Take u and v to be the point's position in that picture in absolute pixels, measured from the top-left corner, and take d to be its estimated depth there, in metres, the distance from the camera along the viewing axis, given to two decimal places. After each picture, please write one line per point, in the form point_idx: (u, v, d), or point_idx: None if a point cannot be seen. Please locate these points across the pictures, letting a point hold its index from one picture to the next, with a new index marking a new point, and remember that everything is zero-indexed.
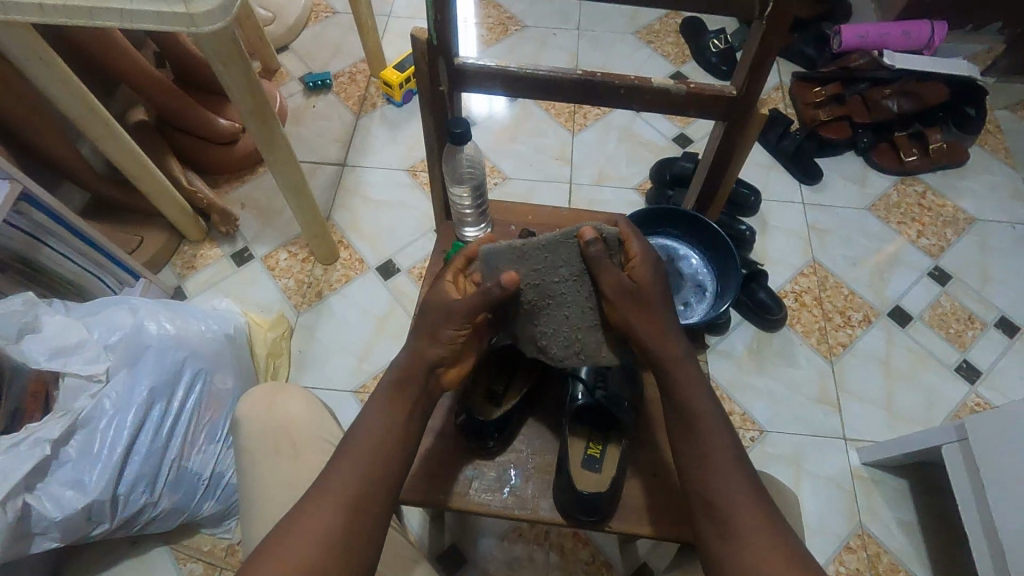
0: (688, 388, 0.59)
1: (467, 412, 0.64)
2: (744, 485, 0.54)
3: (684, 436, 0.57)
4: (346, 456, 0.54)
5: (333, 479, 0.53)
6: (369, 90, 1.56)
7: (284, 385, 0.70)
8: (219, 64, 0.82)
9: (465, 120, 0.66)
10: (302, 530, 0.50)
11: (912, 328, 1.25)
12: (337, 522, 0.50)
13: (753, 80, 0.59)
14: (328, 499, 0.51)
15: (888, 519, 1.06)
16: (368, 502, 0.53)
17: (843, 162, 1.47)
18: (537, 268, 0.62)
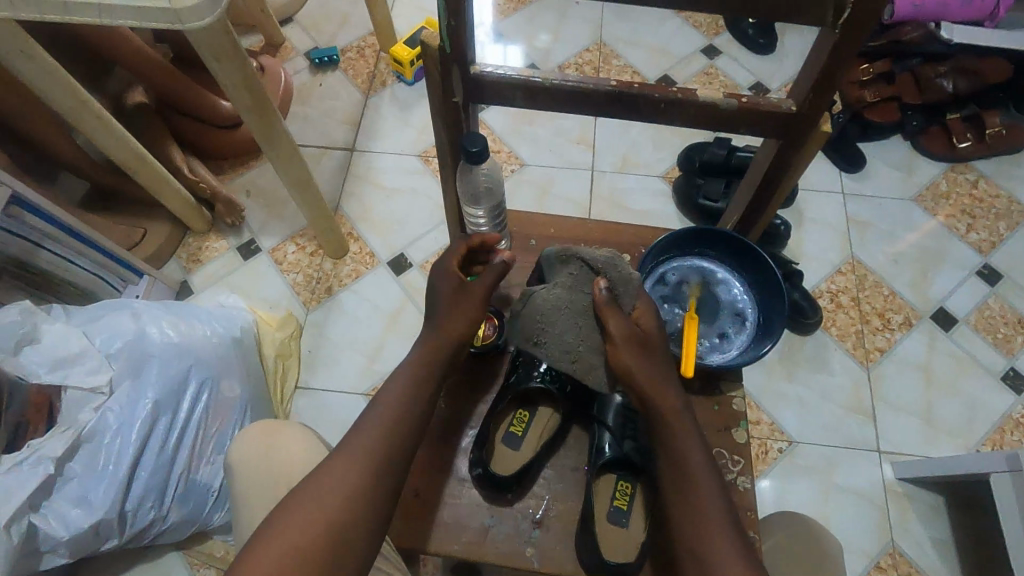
0: (677, 435, 0.56)
1: (483, 466, 0.58)
2: (733, 541, 0.51)
3: (672, 483, 0.54)
4: (369, 419, 0.56)
5: (336, 467, 0.53)
6: (379, 67, 1.46)
7: (281, 422, 0.66)
8: (212, 61, 0.75)
9: (483, 135, 0.58)
10: (326, 482, 0.52)
11: (956, 332, 1.17)
12: (336, 511, 0.51)
13: (819, 96, 0.50)
14: (330, 484, 0.52)
15: (922, 538, 1.01)
16: (370, 495, 0.52)
17: (889, 146, 1.36)
18: (570, 286, 0.62)
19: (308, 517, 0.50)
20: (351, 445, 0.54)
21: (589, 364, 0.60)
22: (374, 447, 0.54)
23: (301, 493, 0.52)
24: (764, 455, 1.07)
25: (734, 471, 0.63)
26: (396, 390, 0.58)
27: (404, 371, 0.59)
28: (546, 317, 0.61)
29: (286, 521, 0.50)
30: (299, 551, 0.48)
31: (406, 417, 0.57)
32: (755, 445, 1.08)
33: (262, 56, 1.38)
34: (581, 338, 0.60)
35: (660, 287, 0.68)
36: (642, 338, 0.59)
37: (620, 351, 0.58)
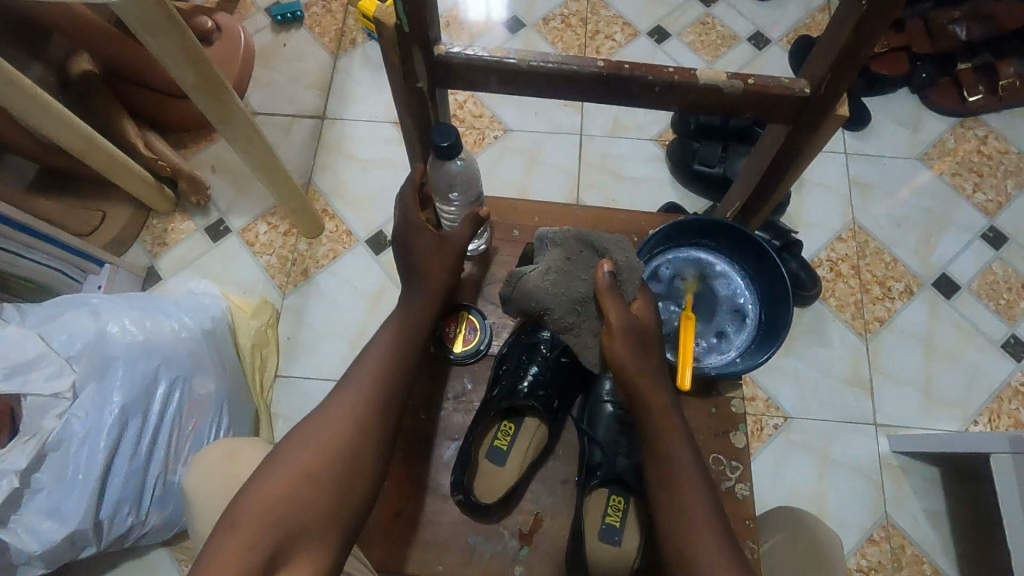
0: (665, 435, 0.53)
1: (465, 493, 0.55)
2: (722, 545, 0.49)
3: (661, 485, 0.52)
4: (357, 373, 0.55)
5: (311, 434, 0.52)
6: (347, 23, 1.35)
7: (246, 443, 0.62)
8: (146, 34, 0.66)
9: (453, 128, 0.51)
10: (313, 431, 0.52)
11: (958, 299, 1.13)
12: (313, 476, 0.49)
13: (837, 78, 0.44)
14: (305, 446, 0.51)
15: (915, 510, 1.01)
16: (348, 463, 0.51)
17: (896, 100, 1.27)
18: (569, 266, 0.57)
19: (297, 464, 0.50)
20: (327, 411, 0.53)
21: (585, 348, 0.57)
22: (351, 417, 0.53)
23: (275, 459, 0.50)
24: (760, 432, 1.05)
25: (732, 477, 0.60)
26: (376, 357, 0.57)
27: (380, 341, 0.58)
28: (543, 299, 0.56)
29: (275, 466, 0.50)
30: (273, 516, 0.47)
31: (386, 386, 0.55)
32: (750, 422, 1.05)
33: (217, 14, 1.26)
34: (579, 323, 0.57)
35: (654, 284, 0.62)
36: (641, 331, 0.55)
37: (617, 342, 0.55)
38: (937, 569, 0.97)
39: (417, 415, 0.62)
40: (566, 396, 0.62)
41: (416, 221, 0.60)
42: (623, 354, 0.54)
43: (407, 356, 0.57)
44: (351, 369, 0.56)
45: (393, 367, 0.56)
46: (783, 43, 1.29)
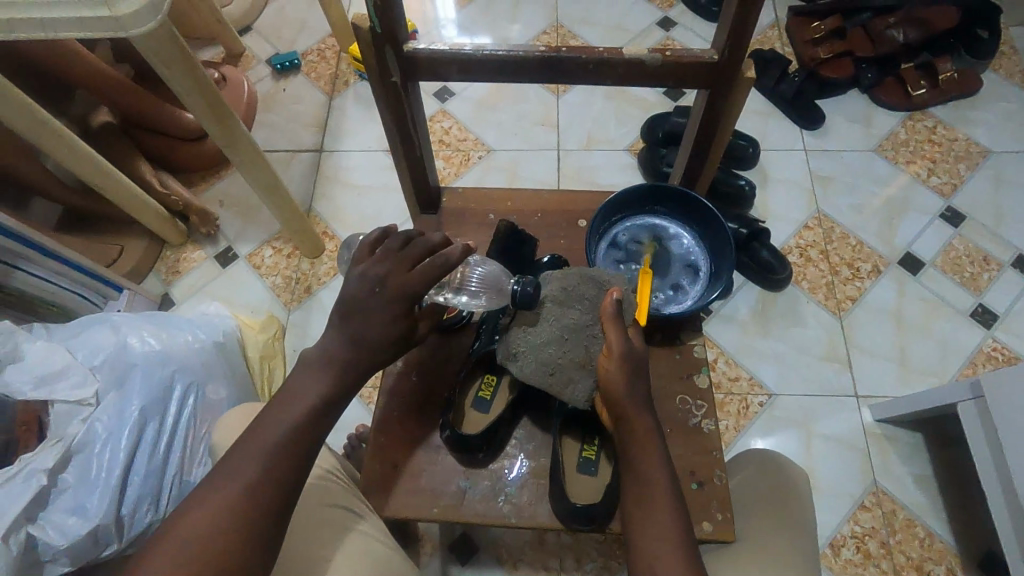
0: (643, 455, 0.54)
1: (450, 428, 0.62)
2: (684, 563, 0.49)
3: (637, 502, 0.53)
4: (276, 411, 0.54)
5: (216, 495, 0.50)
6: (341, 68, 1.48)
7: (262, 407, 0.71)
8: (162, 67, 0.77)
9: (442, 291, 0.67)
10: (225, 481, 0.50)
11: (924, 275, 1.19)
12: (214, 545, 0.48)
13: (736, 45, 0.53)
14: (218, 499, 0.49)
15: (903, 475, 1.04)
16: (273, 487, 0.51)
17: (847, 101, 1.38)
18: (568, 296, 0.62)
19: (209, 517, 0.49)
20: (230, 470, 0.51)
21: (569, 378, 0.60)
22: (258, 475, 0.51)
23: (178, 523, 0.49)
24: (746, 410, 1.09)
25: (698, 414, 0.66)
26: (287, 409, 0.54)
27: (293, 388, 0.56)
28: (539, 324, 0.62)
29: (187, 521, 0.49)
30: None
31: (294, 441, 0.53)
32: (736, 401, 1.10)
33: (223, 66, 1.39)
34: (564, 352, 0.60)
35: (613, 248, 0.71)
36: (637, 360, 0.57)
37: (611, 363, 0.56)
38: (930, 531, 1.00)
39: (409, 377, 0.68)
40: None
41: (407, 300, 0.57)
42: (613, 377, 0.56)
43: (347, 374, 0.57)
44: (257, 420, 0.54)
45: (309, 418, 0.54)
46: None
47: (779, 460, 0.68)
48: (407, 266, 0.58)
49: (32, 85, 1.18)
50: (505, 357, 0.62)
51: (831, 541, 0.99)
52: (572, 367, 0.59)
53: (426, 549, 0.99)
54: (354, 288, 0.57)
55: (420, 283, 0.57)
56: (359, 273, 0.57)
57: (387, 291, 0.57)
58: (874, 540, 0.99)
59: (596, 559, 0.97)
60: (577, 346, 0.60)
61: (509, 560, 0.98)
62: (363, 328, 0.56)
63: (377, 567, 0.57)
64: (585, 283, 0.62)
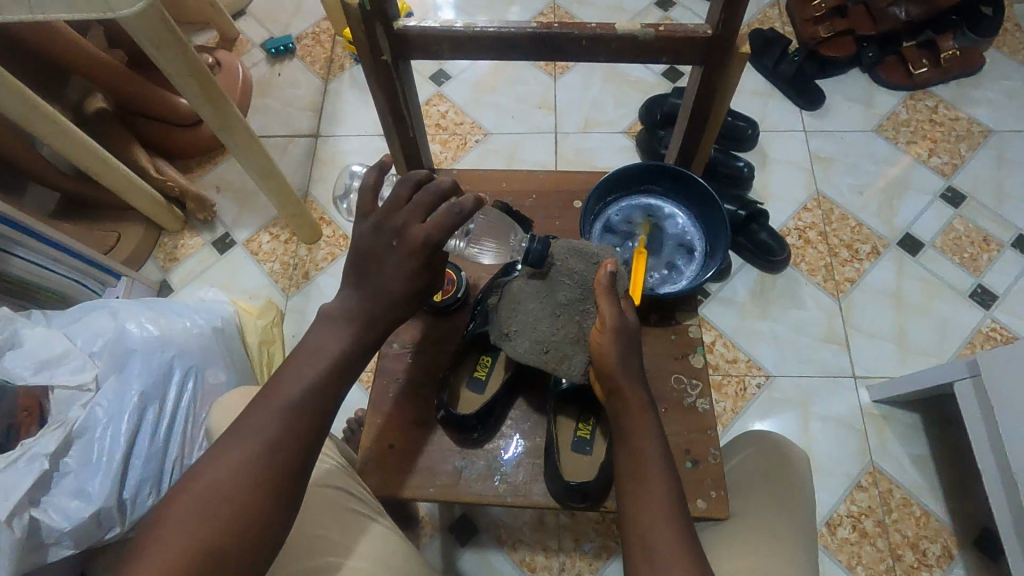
0: (639, 431, 0.54)
1: (446, 409, 0.63)
2: (678, 534, 0.49)
3: (631, 477, 0.52)
4: (296, 370, 0.54)
5: (233, 446, 0.50)
6: (336, 51, 1.47)
7: (259, 390, 0.72)
8: (152, 49, 0.76)
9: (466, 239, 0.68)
10: (246, 433, 0.50)
11: (924, 256, 1.19)
12: (231, 499, 0.48)
13: (730, 18, 0.52)
14: (236, 450, 0.49)
15: (900, 454, 1.04)
16: (290, 445, 0.51)
17: (847, 81, 1.36)
18: (557, 270, 0.60)
19: (226, 468, 0.49)
20: (250, 426, 0.50)
21: (563, 355, 0.60)
22: (276, 431, 0.51)
23: (194, 478, 0.48)
24: (743, 392, 1.10)
25: (693, 394, 0.66)
26: (306, 366, 0.54)
27: (308, 346, 0.56)
28: (532, 299, 0.61)
29: (206, 470, 0.49)
30: (191, 546, 0.46)
31: (314, 399, 0.53)
32: (733, 383, 1.10)
33: (217, 50, 1.38)
34: (556, 329, 0.60)
35: (608, 229, 0.70)
36: (632, 333, 0.56)
37: (605, 337, 0.55)
38: (926, 510, 1.00)
39: (404, 358, 0.68)
40: None
41: (421, 251, 0.55)
42: (607, 353, 0.55)
43: (360, 337, 0.56)
44: (278, 376, 0.54)
45: (329, 375, 0.54)
46: None
47: (772, 436, 0.67)
48: (419, 216, 0.56)
49: (25, 70, 1.18)
50: (500, 337, 0.62)
51: (827, 520, 1.00)
52: (566, 342, 0.60)
53: (427, 531, 1.00)
54: (367, 242, 0.56)
55: (436, 233, 0.54)
56: (372, 228, 0.56)
57: (400, 244, 0.55)
58: (870, 519, 1.00)
59: (595, 540, 0.98)
60: (571, 319, 0.60)
61: (508, 540, 0.99)
62: (381, 287, 0.57)
63: (372, 546, 0.57)
64: (573, 255, 0.61)
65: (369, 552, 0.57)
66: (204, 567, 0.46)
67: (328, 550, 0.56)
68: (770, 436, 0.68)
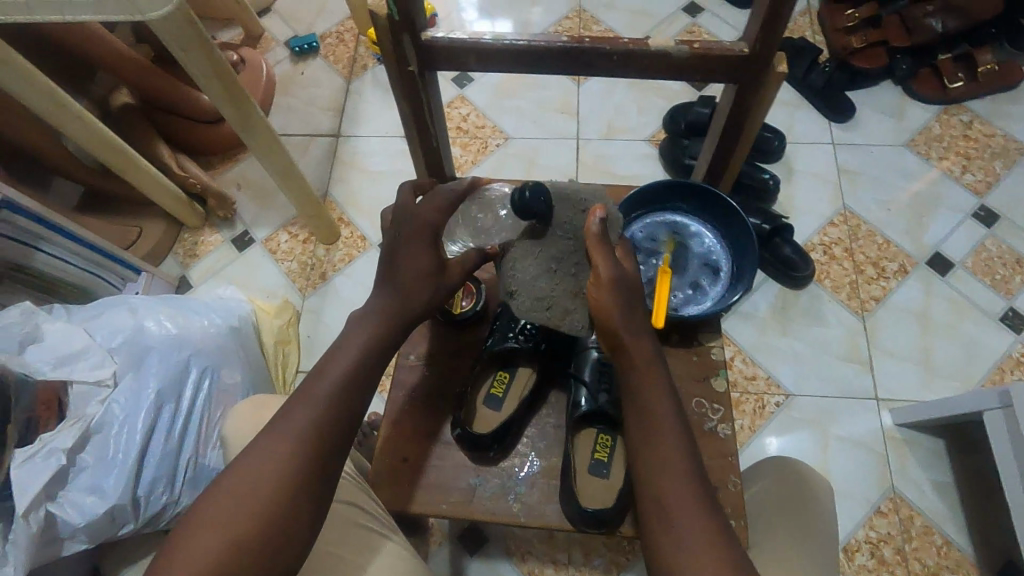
0: (650, 386, 0.55)
1: (462, 428, 0.62)
2: (691, 492, 0.50)
3: (642, 435, 0.53)
4: (327, 369, 0.55)
5: (267, 445, 0.51)
6: (359, 51, 1.46)
7: (274, 398, 0.71)
8: (179, 51, 0.76)
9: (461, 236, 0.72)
10: (279, 433, 0.51)
11: (953, 276, 1.15)
12: (267, 497, 0.49)
13: (769, 36, 0.50)
14: (270, 450, 0.50)
15: (922, 480, 1.01)
16: (321, 445, 0.52)
17: (879, 93, 1.33)
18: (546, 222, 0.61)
19: (262, 466, 0.50)
20: (284, 426, 0.51)
21: (564, 308, 0.61)
22: (305, 435, 0.51)
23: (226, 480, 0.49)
24: (761, 410, 1.08)
25: (714, 419, 0.64)
26: (334, 370, 0.55)
27: (337, 351, 0.57)
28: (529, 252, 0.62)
29: (242, 470, 0.50)
30: (222, 548, 0.47)
31: (340, 402, 0.53)
32: (752, 401, 1.08)
33: (241, 48, 1.38)
34: (554, 284, 0.61)
35: (632, 247, 0.69)
36: (629, 276, 0.58)
37: (600, 286, 0.56)
38: (948, 539, 0.98)
39: (421, 371, 0.68)
40: (556, 342, 0.67)
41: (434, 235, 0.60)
42: (605, 301, 0.56)
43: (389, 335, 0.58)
44: (310, 376, 0.55)
45: (358, 375, 0.55)
46: None
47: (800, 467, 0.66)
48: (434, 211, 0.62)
49: (54, 65, 1.19)
50: (503, 298, 0.63)
51: (844, 545, 0.98)
52: (565, 296, 0.61)
53: (436, 539, 0.99)
54: (390, 241, 0.61)
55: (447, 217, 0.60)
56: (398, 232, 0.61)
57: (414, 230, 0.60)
58: (888, 546, 0.97)
59: (606, 555, 0.97)
60: (568, 271, 0.61)
61: (517, 552, 0.98)
62: (401, 282, 0.59)
63: (383, 564, 0.57)
64: (561, 205, 0.63)
65: (379, 570, 0.56)
66: (240, 560, 0.47)
67: (339, 567, 0.55)
68: (796, 468, 0.65)
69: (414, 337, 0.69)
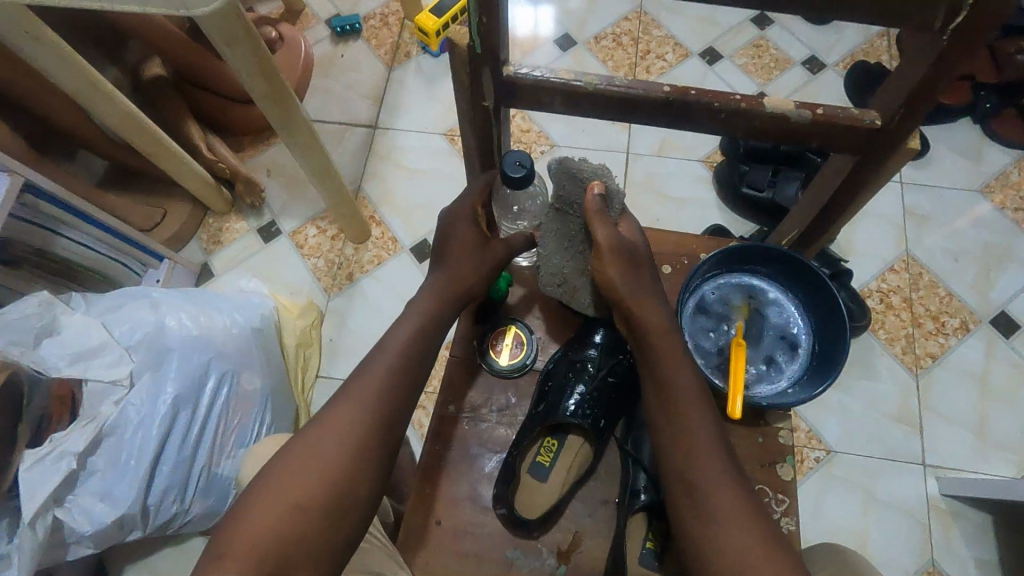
0: (671, 360, 0.56)
1: (507, 508, 0.57)
2: (722, 471, 0.51)
3: (662, 413, 0.55)
4: (376, 363, 0.57)
5: (320, 436, 0.53)
6: (403, 37, 1.38)
7: None
8: (222, 45, 0.70)
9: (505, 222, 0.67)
10: (332, 426, 0.53)
11: (1018, 339, 1.08)
12: (318, 486, 0.51)
13: (912, 110, 0.44)
14: (323, 441, 0.52)
15: (965, 557, 0.96)
16: (371, 438, 0.53)
17: (956, 130, 1.23)
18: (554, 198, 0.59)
19: (317, 455, 0.52)
20: (337, 419, 0.53)
21: (575, 288, 0.64)
22: (339, 445, 0.52)
23: (261, 488, 0.50)
24: (799, 465, 1.02)
25: (777, 510, 0.59)
26: (368, 383, 0.55)
27: (381, 366, 0.57)
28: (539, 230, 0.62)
29: (295, 460, 0.52)
30: (266, 539, 0.48)
31: (373, 415, 0.54)
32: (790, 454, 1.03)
33: (280, 24, 1.31)
34: (566, 263, 0.63)
35: (702, 309, 0.62)
36: (629, 252, 0.58)
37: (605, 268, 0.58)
38: None
39: (461, 425, 0.63)
40: (613, 417, 0.64)
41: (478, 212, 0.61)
42: (611, 277, 0.58)
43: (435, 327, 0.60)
44: (360, 369, 0.56)
45: (408, 370, 0.56)
46: (839, 68, 1.28)
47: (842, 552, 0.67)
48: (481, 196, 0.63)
49: (86, 31, 1.13)
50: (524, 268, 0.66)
51: None
52: (576, 273, 0.63)
53: None
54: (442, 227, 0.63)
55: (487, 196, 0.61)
56: (451, 214, 0.62)
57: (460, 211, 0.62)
58: None
59: None
60: (576, 250, 0.61)
61: None
62: (451, 275, 0.61)
63: None
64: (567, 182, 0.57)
65: None
66: (292, 545, 0.49)
67: None
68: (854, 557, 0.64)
69: (457, 385, 0.64)
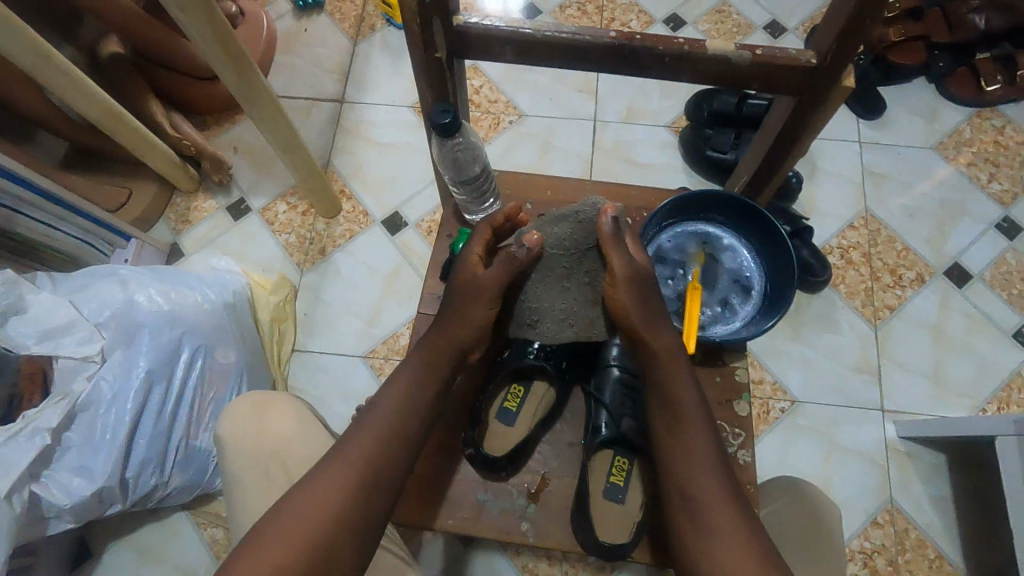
0: (673, 378, 0.59)
1: (475, 446, 0.63)
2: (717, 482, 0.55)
3: (665, 427, 0.58)
4: (401, 392, 0.61)
5: (346, 461, 0.55)
6: (368, 9, 1.37)
7: (280, 394, 0.68)
8: (177, 11, 0.70)
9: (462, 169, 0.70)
10: (362, 452, 0.56)
11: (970, 289, 1.13)
12: (344, 511, 0.53)
13: (843, 49, 0.46)
14: (352, 467, 0.55)
15: (920, 493, 1.01)
16: (395, 462, 0.57)
17: (911, 90, 1.27)
18: (562, 237, 0.65)
19: (347, 478, 0.54)
20: (367, 446, 0.57)
21: (588, 320, 0.67)
22: (371, 470, 0.55)
23: (291, 508, 0.52)
24: (767, 415, 1.06)
25: (735, 443, 0.63)
26: (388, 417, 0.59)
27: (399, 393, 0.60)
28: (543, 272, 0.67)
29: (323, 484, 0.54)
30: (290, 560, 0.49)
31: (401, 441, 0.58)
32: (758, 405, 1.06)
33: None
34: (574, 300, 0.66)
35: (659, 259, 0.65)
36: (641, 279, 0.61)
37: (618, 288, 0.61)
38: (942, 554, 0.98)
39: None
40: (573, 361, 0.70)
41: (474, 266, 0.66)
42: (622, 297, 0.60)
43: (453, 353, 0.64)
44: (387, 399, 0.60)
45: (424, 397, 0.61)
46: (800, 31, 1.30)
47: (800, 484, 0.69)
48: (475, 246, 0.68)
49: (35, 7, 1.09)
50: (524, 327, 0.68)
51: None
52: (586, 308, 0.66)
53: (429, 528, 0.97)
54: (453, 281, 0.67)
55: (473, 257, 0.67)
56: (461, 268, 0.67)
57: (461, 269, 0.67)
58: (882, 557, 0.98)
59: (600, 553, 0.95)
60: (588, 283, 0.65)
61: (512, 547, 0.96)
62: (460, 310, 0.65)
63: None
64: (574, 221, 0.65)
65: None
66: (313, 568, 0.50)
67: None
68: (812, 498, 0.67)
69: None
